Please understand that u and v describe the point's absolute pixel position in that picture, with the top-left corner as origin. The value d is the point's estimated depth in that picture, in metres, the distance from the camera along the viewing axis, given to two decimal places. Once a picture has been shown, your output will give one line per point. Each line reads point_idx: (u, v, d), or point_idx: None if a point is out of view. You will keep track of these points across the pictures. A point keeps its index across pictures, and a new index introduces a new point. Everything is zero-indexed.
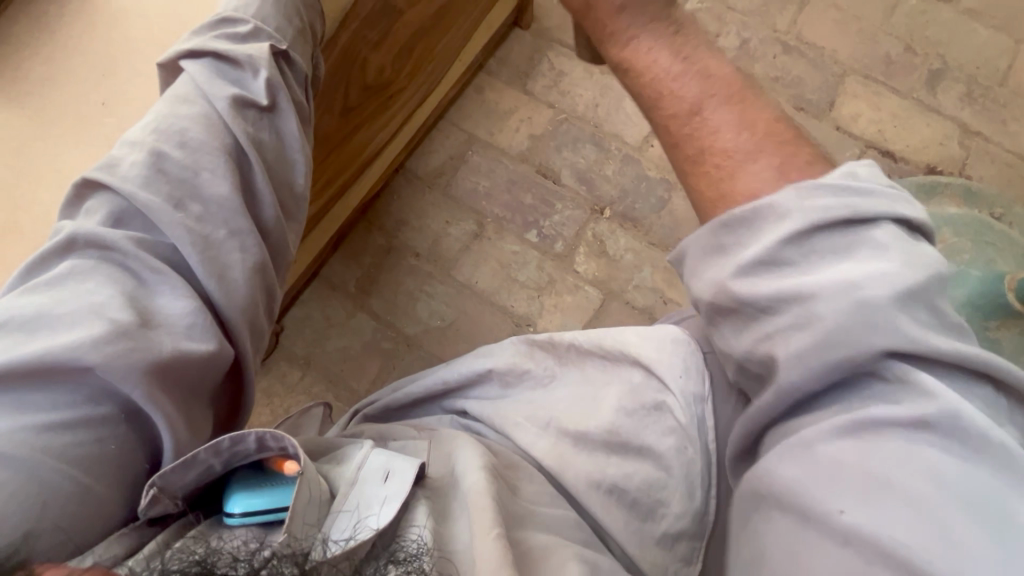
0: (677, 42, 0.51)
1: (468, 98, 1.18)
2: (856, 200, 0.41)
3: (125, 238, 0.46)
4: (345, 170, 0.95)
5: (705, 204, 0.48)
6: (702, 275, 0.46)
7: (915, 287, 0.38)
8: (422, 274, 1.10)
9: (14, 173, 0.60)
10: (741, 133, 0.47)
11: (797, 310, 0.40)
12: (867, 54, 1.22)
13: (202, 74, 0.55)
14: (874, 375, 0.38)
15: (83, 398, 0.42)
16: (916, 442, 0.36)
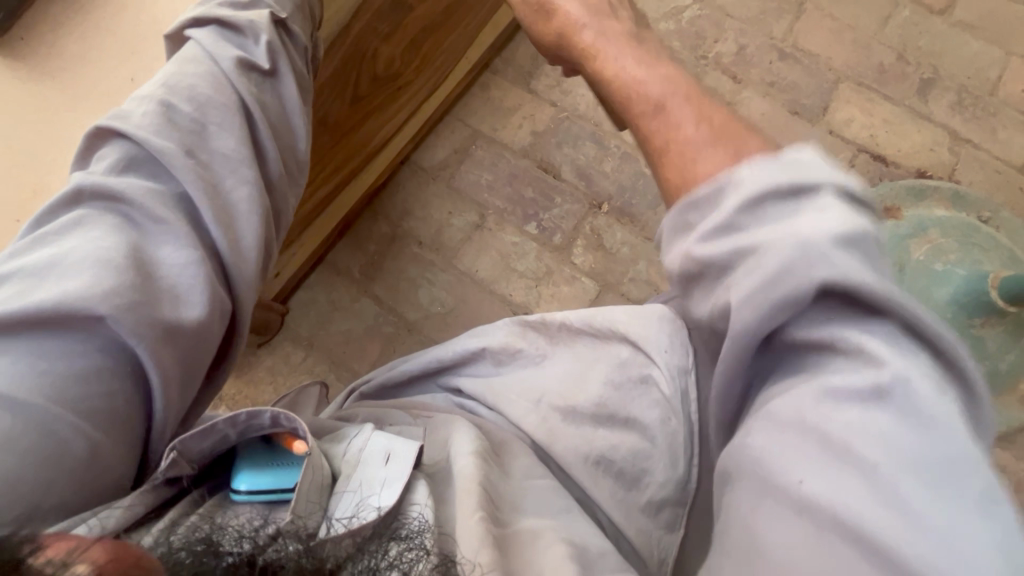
0: (642, 49, 0.54)
1: (474, 95, 1.22)
2: (803, 166, 0.39)
3: (131, 186, 0.48)
4: (352, 158, 1.00)
5: (670, 190, 0.46)
6: (667, 253, 0.43)
7: (856, 236, 0.35)
8: (424, 262, 1.14)
9: (46, 141, 0.64)
10: (699, 126, 0.46)
11: (746, 274, 0.38)
12: (861, 63, 1.27)
13: (209, 38, 0.58)
14: (829, 346, 0.35)
15: (92, 345, 0.44)
16: (875, 409, 0.32)
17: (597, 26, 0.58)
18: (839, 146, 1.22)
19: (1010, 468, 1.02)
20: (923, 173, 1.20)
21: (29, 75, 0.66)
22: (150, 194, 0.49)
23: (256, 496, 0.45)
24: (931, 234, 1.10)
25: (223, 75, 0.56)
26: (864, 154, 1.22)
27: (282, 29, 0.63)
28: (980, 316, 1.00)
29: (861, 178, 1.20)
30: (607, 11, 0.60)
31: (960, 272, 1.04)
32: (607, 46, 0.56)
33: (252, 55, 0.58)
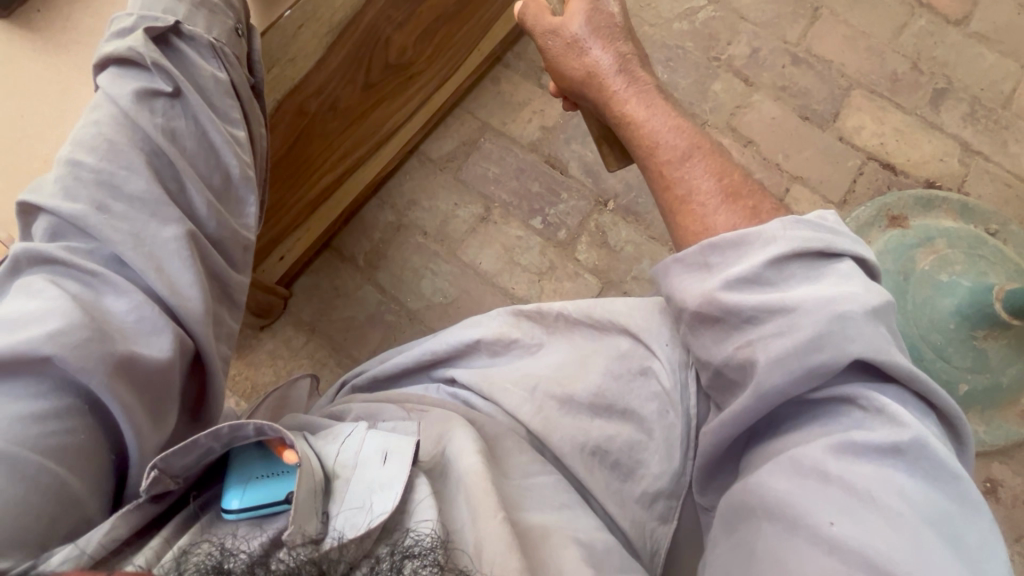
0: (667, 105, 0.63)
1: (484, 88, 1.22)
2: (829, 237, 0.49)
3: (66, 250, 0.47)
4: (360, 145, 1.01)
5: (687, 236, 0.58)
6: (688, 290, 0.52)
7: (877, 306, 0.45)
8: (429, 252, 1.15)
9: (57, 112, 0.64)
10: (713, 179, 0.58)
11: (780, 320, 0.46)
12: (874, 70, 1.26)
13: (106, 78, 0.55)
14: (852, 403, 0.44)
15: (40, 390, 0.42)
16: (890, 465, 0.41)
17: (625, 73, 0.65)
18: (848, 153, 1.22)
19: (1007, 482, 1.01)
20: (932, 184, 1.19)
21: (45, 47, 0.66)
22: (94, 251, 0.48)
23: (245, 513, 0.45)
24: (937, 244, 1.10)
25: (123, 114, 0.53)
26: (873, 161, 1.21)
27: (175, 37, 0.59)
28: (983, 328, 1.00)
29: (869, 186, 1.19)
30: (626, 55, 0.66)
31: (965, 283, 1.04)
32: (636, 97, 0.63)
33: (151, 82, 0.55)
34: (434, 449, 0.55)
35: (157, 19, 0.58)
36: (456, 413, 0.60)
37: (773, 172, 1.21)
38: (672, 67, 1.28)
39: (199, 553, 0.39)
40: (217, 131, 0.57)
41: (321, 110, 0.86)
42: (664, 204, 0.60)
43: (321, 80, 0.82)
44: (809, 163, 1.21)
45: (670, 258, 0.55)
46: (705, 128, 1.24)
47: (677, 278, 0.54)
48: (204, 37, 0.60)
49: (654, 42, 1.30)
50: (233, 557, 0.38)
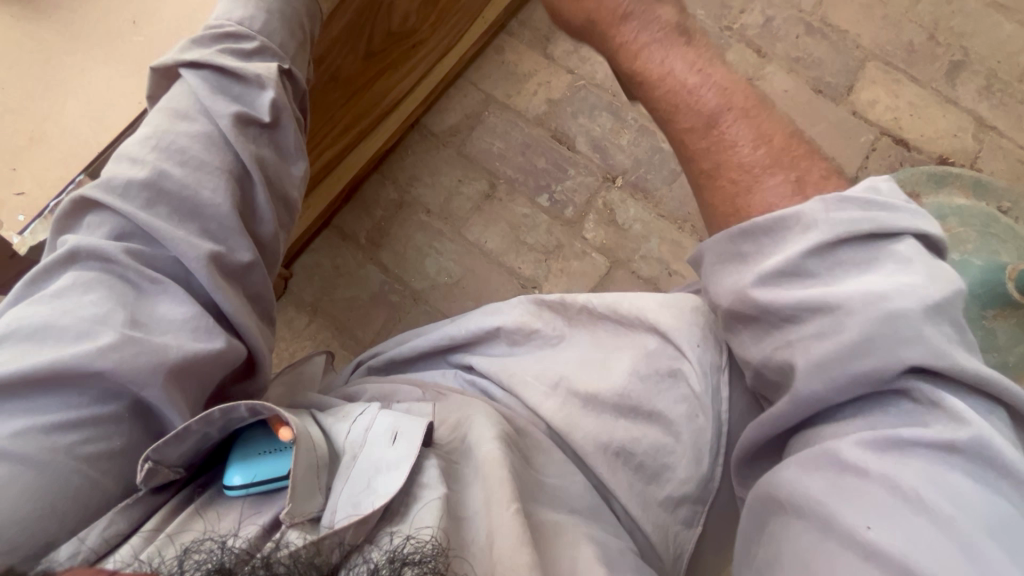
0: (690, 51, 0.57)
1: (488, 57, 1.17)
2: (883, 215, 0.43)
3: (125, 250, 0.46)
4: (363, 118, 0.98)
5: (719, 218, 0.53)
6: (722, 280, 0.49)
7: (939, 301, 0.39)
8: (432, 231, 1.11)
9: (40, 83, 0.60)
10: (756, 148, 0.52)
11: (822, 319, 0.42)
12: (890, 41, 1.22)
13: (203, 89, 0.53)
14: (902, 395, 0.40)
15: (90, 400, 0.42)
16: (943, 465, 0.37)
17: (643, 17, 0.59)
18: (861, 128, 1.19)
19: None
20: (944, 160, 1.17)
21: (21, 12, 0.62)
22: (148, 254, 0.47)
23: (251, 488, 0.44)
24: (949, 222, 1.07)
25: (223, 136, 0.52)
26: (887, 136, 1.18)
27: (286, 77, 0.59)
28: (993, 307, 0.99)
29: (881, 161, 1.17)
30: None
31: (977, 262, 1.01)
32: (656, 44, 0.58)
33: (253, 109, 0.54)
34: (450, 434, 0.52)
35: (277, 57, 0.58)
36: (475, 399, 0.58)
37: None
38: None
39: (201, 549, 0.37)
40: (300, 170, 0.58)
41: (323, 81, 0.82)
42: (690, 177, 0.56)
43: (323, 50, 0.77)
44: (821, 138, 1.18)
45: (701, 243, 0.51)
46: None
47: (711, 268, 0.50)
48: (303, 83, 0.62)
49: None
50: (233, 554, 0.36)
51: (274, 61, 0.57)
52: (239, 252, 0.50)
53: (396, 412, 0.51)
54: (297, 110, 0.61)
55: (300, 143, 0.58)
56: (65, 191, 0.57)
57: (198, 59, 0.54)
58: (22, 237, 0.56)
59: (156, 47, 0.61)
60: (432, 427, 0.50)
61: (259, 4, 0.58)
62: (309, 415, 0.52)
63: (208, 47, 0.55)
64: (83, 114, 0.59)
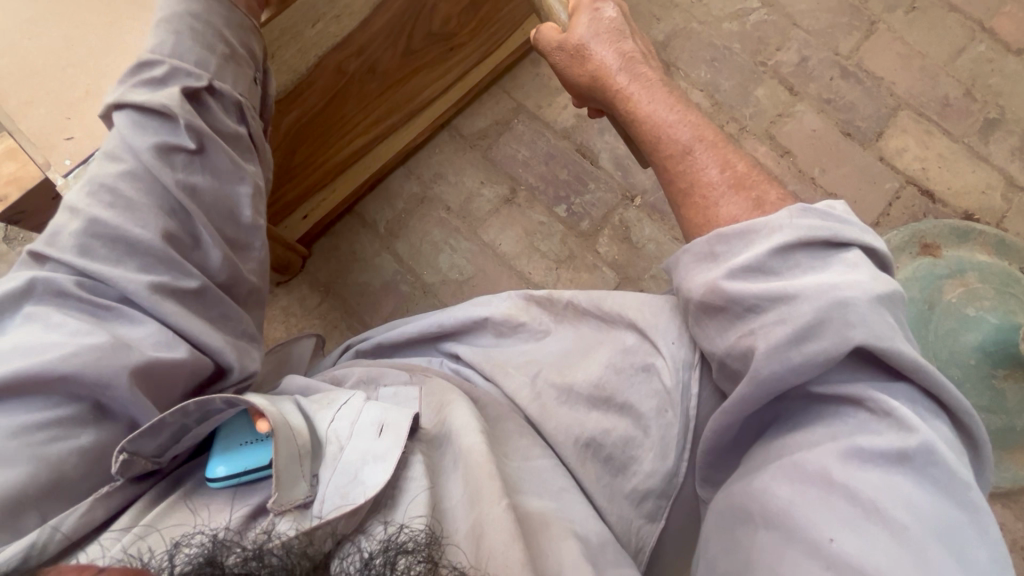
0: (673, 97, 0.56)
1: (523, 67, 1.21)
2: (838, 225, 0.43)
3: (77, 282, 0.47)
4: (393, 113, 1.02)
5: (692, 229, 0.52)
6: (693, 280, 0.48)
7: (883, 294, 0.40)
8: (450, 227, 1.14)
9: (100, 40, 0.64)
10: (723, 170, 0.52)
11: (781, 309, 0.42)
12: (926, 92, 1.22)
13: (126, 127, 0.53)
14: (859, 406, 0.40)
15: (58, 404, 0.44)
16: (897, 474, 0.37)
17: (628, 70, 0.58)
18: (886, 175, 1.19)
19: (1009, 525, 0.98)
20: (970, 216, 1.15)
21: None
22: (99, 286, 0.48)
23: (232, 479, 0.46)
24: (967, 277, 1.05)
25: (148, 171, 0.52)
26: (912, 185, 1.18)
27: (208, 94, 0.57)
28: (1005, 367, 0.97)
29: (904, 211, 1.17)
30: (631, 53, 0.60)
31: (991, 319, 1.00)
32: (642, 92, 0.57)
33: (175, 135, 0.54)
34: (435, 416, 0.54)
35: (193, 76, 0.56)
36: (455, 385, 0.60)
37: (807, 185, 1.18)
38: (717, 67, 1.26)
39: (193, 543, 0.38)
40: (243, 189, 0.58)
41: (360, 72, 0.86)
42: (668, 198, 0.55)
43: (364, 39, 0.81)
44: (845, 180, 1.19)
45: (675, 252, 0.50)
46: (743, 134, 1.22)
47: (683, 270, 0.49)
48: (233, 94, 0.60)
49: (700, 40, 1.27)
50: (226, 548, 0.37)
51: (182, 83, 0.55)
52: (184, 279, 0.51)
53: (382, 403, 0.51)
54: (236, 128, 0.60)
55: (234, 162, 0.57)
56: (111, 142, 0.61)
57: (119, 98, 0.54)
58: (65, 180, 0.61)
59: None
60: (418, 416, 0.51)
61: (170, 28, 0.57)
62: (290, 398, 0.52)
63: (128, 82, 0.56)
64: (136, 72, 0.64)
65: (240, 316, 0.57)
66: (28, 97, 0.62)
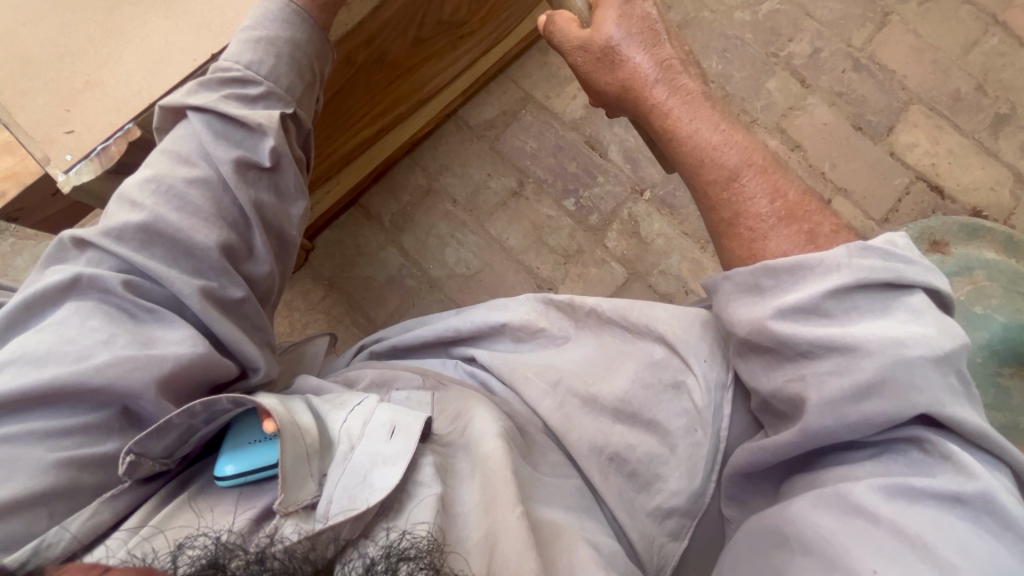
0: (717, 114, 0.55)
1: (531, 56, 1.18)
2: (902, 267, 0.42)
3: (123, 282, 0.47)
4: (401, 102, 0.99)
5: (735, 260, 0.51)
6: (738, 314, 0.47)
7: (948, 352, 0.39)
8: (456, 220, 1.12)
9: (102, 29, 0.61)
10: (772, 201, 0.50)
11: (838, 358, 0.41)
12: (937, 86, 1.21)
13: (204, 134, 0.52)
14: (917, 446, 0.39)
15: (92, 411, 0.44)
16: (950, 516, 0.36)
17: (667, 82, 0.56)
18: (896, 170, 1.18)
19: None
20: (979, 213, 1.15)
21: None
22: (143, 286, 0.48)
23: (241, 477, 0.44)
24: (975, 275, 1.05)
25: (222, 181, 0.52)
26: (922, 181, 1.17)
27: (291, 121, 0.58)
28: (1011, 365, 0.96)
29: (913, 207, 1.16)
30: (669, 62, 0.58)
31: (998, 318, 0.99)
32: (684, 107, 0.55)
33: (254, 152, 0.54)
34: (450, 425, 0.53)
35: (283, 101, 0.57)
36: (475, 392, 0.58)
37: (817, 180, 1.17)
38: (728, 58, 1.23)
39: (196, 545, 0.37)
40: (299, 212, 0.58)
41: (369, 61, 0.83)
42: (709, 225, 0.53)
43: (372, 29, 0.77)
44: (855, 176, 1.17)
45: (717, 275, 0.49)
46: (753, 127, 1.20)
47: (727, 300, 0.48)
48: (308, 125, 0.61)
49: (711, 30, 1.24)
50: (230, 552, 0.36)
51: (278, 109, 0.56)
52: (231, 288, 0.51)
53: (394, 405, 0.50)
54: (300, 153, 0.60)
55: (300, 184, 0.58)
56: (114, 137, 0.59)
57: (202, 103, 0.53)
58: (66, 176, 0.58)
59: (216, 7, 0.62)
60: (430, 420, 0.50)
61: (270, 49, 0.57)
62: (302, 398, 0.51)
63: (211, 90, 0.55)
64: (139, 63, 0.61)
65: (269, 326, 0.56)
66: (25, 88, 0.59)
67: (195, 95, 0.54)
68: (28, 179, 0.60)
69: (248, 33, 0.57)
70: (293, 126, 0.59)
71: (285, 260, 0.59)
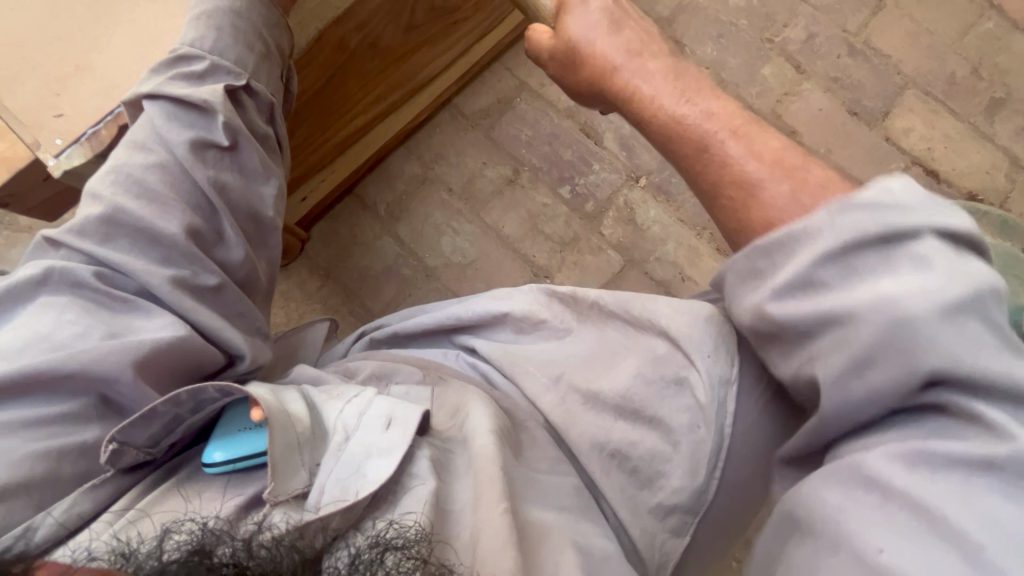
0: (686, 87, 0.51)
1: (526, 44, 1.17)
2: (892, 216, 0.38)
3: (96, 274, 0.47)
4: (395, 90, 0.99)
5: (732, 231, 0.46)
6: (738, 303, 0.44)
7: (958, 300, 0.35)
8: (452, 210, 1.12)
9: (90, 11, 0.61)
10: (754, 161, 0.45)
11: (836, 332, 0.38)
12: (933, 70, 1.20)
13: (159, 119, 0.52)
14: (940, 409, 0.36)
15: (72, 400, 0.44)
16: (987, 494, 0.33)
17: (630, 63, 0.54)
18: (892, 155, 1.18)
19: None
20: (974, 197, 1.15)
21: None
22: (118, 277, 0.48)
23: (228, 464, 0.44)
24: None
25: (179, 165, 0.51)
26: (917, 166, 1.17)
27: (244, 94, 0.57)
28: None
29: None
30: (634, 44, 0.56)
31: None
32: (646, 82, 0.53)
33: (208, 131, 0.53)
34: (450, 420, 0.53)
35: (233, 73, 0.57)
36: (473, 387, 0.58)
37: None
38: (723, 44, 1.23)
39: (181, 534, 0.36)
40: (270, 190, 0.57)
41: (361, 47, 0.83)
42: (699, 199, 0.48)
43: (365, 14, 0.78)
44: (851, 161, 1.17)
45: (720, 264, 0.46)
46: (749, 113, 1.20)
47: (729, 284, 0.45)
48: (266, 95, 0.59)
49: (707, 16, 1.24)
50: (213, 539, 0.35)
51: (223, 82, 0.55)
52: (203, 275, 0.50)
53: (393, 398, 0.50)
54: (265, 128, 0.59)
55: (266, 159, 0.57)
56: (104, 121, 0.58)
57: (153, 88, 0.53)
58: (57, 160, 0.58)
59: None
60: (428, 414, 0.50)
61: (210, 23, 0.57)
62: (296, 389, 0.51)
63: (161, 75, 0.55)
64: (127, 46, 0.60)
65: (257, 314, 0.56)
66: (16, 73, 0.59)
67: (147, 82, 0.54)
68: (19, 165, 0.58)
69: (196, 11, 0.58)
70: (250, 101, 0.58)
71: (267, 248, 0.58)
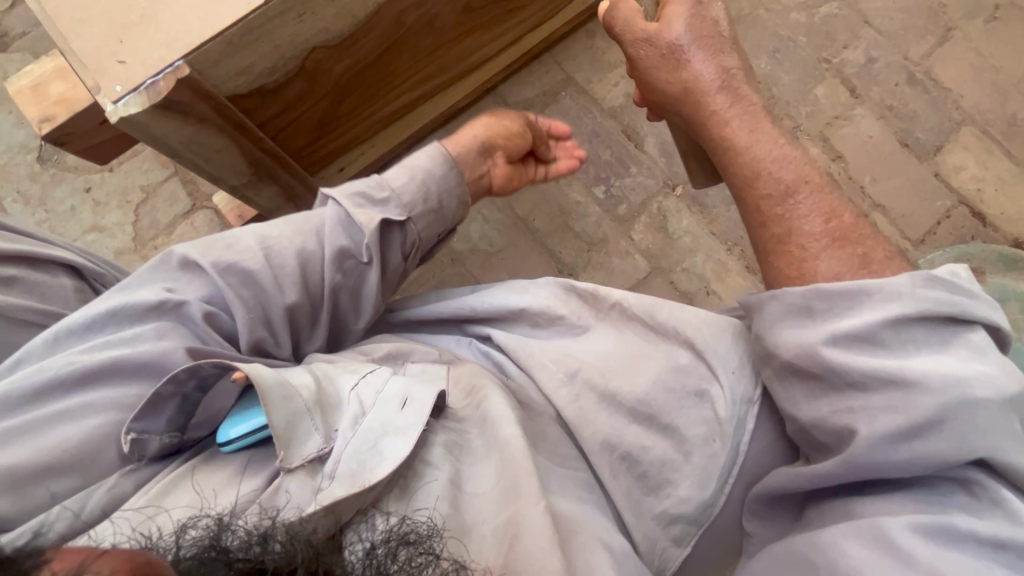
0: (773, 130, 0.58)
1: (578, 39, 1.16)
2: (965, 301, 0.44)
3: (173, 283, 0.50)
4: (442, 72, 0.99)
5: (783, 278, 0.54)
6: (790, 335, 0.48)
7: (1013, 396, 0.41)
8: (485, 197, 1.12)
9: None
10: (825, 220, 0.53)
11: (891, 389, 0.43)
12: (994, 109, 1.16)
13: None
14: (964, 486, 0.42)
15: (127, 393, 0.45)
16: (988, 561, 0.39)
17: (728, 92, 0.59)
18: (939, 193, 1.14)
19: None
20: (1020, 245, 1.11)
21: None
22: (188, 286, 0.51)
23: (245, 440, 0.43)
24: (1010, 308, 0.96)
25: None
26: (965, 206, 1.13)
27: None
28: None
29: (951, 232, 1.13)
30: (727, 72, 0.59)
31: None
32: (744, 124, 0.58)
33: None
34: (465, 400, 0.52)
35: None
36: (489, 373, 0.57)
37: (856, 194, 1.14)
38: (777, 60, 1.20)
39: (195, 526, 0.36)
40: None
41: (417, 25, 0.82)
42: (758, 239, 0.56)
43: None
44: (895, 194, 1.14)
45: (770, 293, 0.51)
46: (796, 132, 1.17)
47: (778, 321, 0.50)
48: None
49: (764, 29, 1.21)
50: (231, 531, 0.35)
51: None
52: None
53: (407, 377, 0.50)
54: None
55: None
56: (163, 73, 0.60)
57: None
58: (114, 107, 0.59)
59: None
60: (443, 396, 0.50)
61: None
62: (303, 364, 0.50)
63: None
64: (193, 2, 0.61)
65: None
66: (85, 18, 0.60)
67: None
68: (79, 106, 0.61)
69: None
70: None
71: None
